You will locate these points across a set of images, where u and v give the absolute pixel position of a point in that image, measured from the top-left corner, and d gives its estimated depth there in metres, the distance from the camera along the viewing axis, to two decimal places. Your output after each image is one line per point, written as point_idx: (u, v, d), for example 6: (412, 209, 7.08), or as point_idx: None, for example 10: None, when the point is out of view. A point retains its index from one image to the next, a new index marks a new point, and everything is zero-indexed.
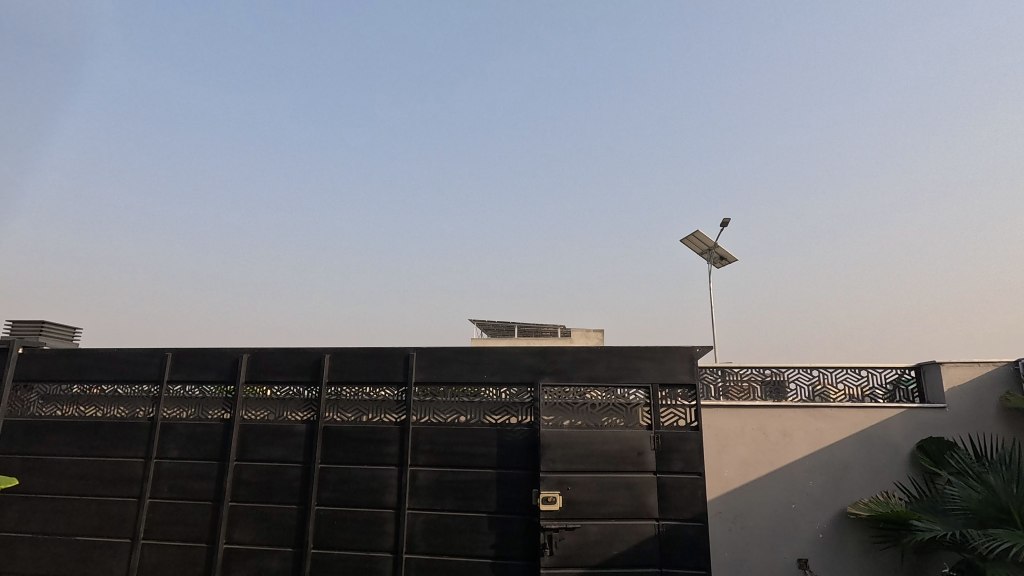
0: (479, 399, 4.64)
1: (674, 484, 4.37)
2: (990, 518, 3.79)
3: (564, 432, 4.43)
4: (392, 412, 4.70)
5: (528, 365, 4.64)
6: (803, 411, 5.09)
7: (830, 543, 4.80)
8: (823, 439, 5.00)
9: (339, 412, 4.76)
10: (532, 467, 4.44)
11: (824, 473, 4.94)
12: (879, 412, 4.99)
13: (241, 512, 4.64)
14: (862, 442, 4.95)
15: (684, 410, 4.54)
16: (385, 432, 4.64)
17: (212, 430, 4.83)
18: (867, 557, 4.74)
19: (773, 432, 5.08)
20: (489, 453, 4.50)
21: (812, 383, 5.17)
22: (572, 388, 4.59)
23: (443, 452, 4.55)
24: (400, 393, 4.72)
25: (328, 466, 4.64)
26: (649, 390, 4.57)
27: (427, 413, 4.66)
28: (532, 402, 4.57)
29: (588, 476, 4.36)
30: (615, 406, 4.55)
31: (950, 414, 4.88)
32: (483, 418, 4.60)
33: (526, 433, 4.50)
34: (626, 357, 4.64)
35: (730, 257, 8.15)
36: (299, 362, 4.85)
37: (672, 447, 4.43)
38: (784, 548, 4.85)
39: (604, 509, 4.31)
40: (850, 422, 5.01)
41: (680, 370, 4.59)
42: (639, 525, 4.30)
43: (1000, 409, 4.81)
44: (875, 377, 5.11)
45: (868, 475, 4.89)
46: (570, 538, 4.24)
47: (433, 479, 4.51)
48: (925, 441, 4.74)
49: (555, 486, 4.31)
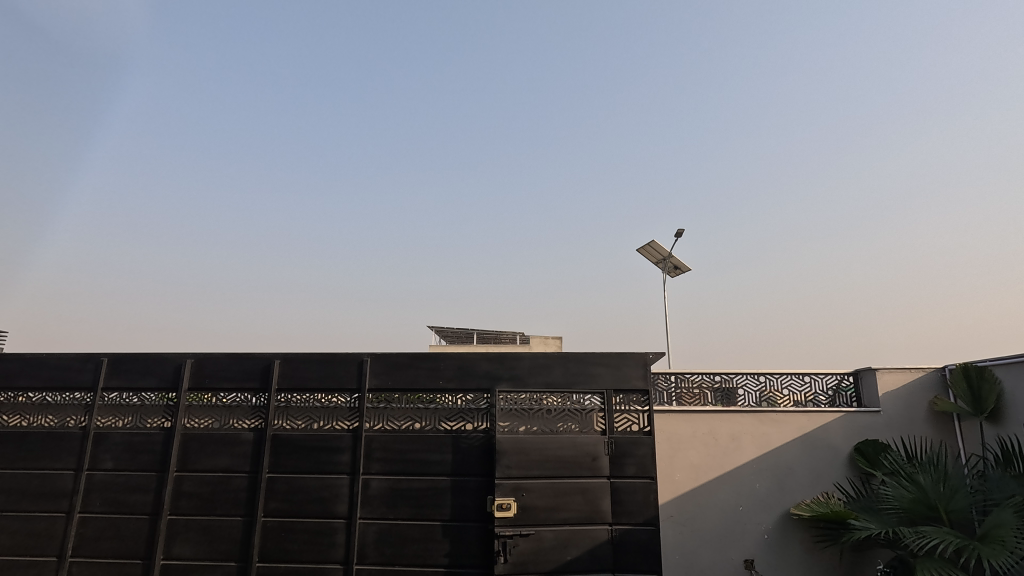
0: (434, 406, 4.58)
1: (628, 489, 4.43)
2: (920, 516, 4.01)
3: (519, 438, 4.42)
4: (345, 420, 4.58)
5: (484, 371, 4.61)
6: (750, 415, 5.27)
7: (775, 543, 4.98)
8: (769, 443, 5.18)
9: (289, 419, 4.61)
10: (487, 473, 4.41)
11: (770, 475, 5.12)
12: (821, 415, 5.21)
13: (181, 526, 4.43)
14: (806, 445, 5.15)
15: (638, 415, 4.61)
16: (338, 439, 4.52)
17: (150, 439, 4.59)
18: (809, 555, 4.93)
19: (722, 436, 5.23)
20: (444, 460, 4.45)
21: (759, 388, 5.35)
22: (528, 394, 4.59)
23: (397, 460, 4.46)
24: (353, 400, 4.60)
25: (276, 476, 4.48)
26: (604, 396, 4.62)
27: (381, 420, 4.56)
28: (488, 407, 4.55)
29: (543, 482, 4.37)
30: (571, 411, 4.58)
31: (885, 417, 5.14)
32: (438, 424, 4.54)
33: (482, 439, 4.48)
34: (581, 363, 4.67)
35: (684, 266, 8.36)
36: (247, 368, 4.67)
37: (625, 452, 4.50)
38: (732, 550, 4.98)
39: (558, 515, 4.32)
40: (794, 426, 5.20)
41: (634, 376, 4.67)
42: (592, 530, 4.34)
43: (929, 412, 5.11)
44: (818, 383, 5.34)
45: (810, 476, 5.09)
46: (524, 545, 4.23)
47: (387, 487, 4.42)
48: (862, 443, 4.99)
49: (510, 493, 4.30)
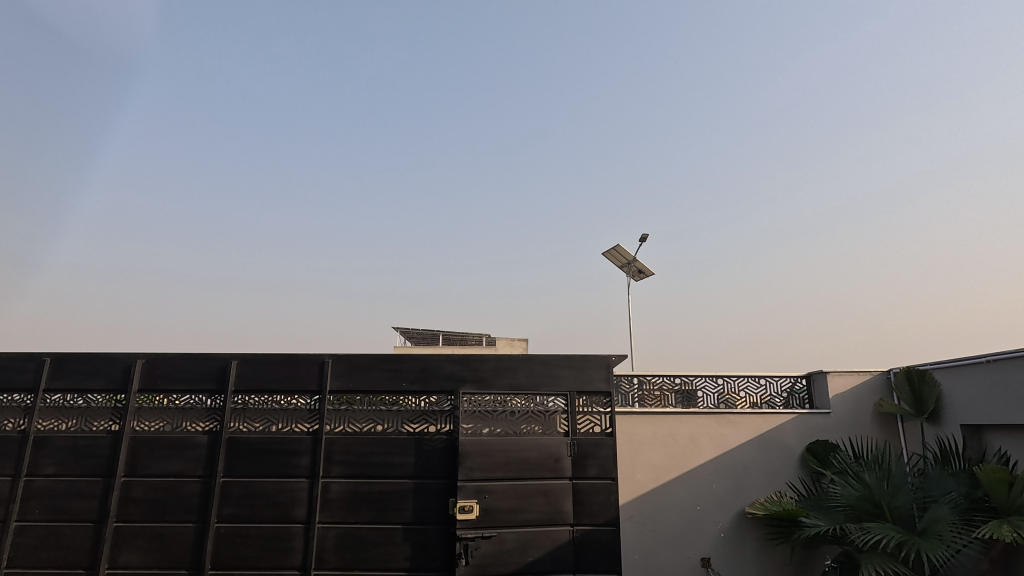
0: (397, 408, 4.53)
1: (589, 490, 4.48)
2: (865, 512, 4.19)
3: (483, 440, 4.42)
4: (305, 422, 4.48)
5: (448, 373, 4.59)
6: (709, 417, 5.40)
7: (730, 541, 5.12)
8: (726, 443, 5.33)
9: (245, 422, 4.48)
10: (450, 475, 4.39)
11: (727, 475, 5.26)
12: (776, 416, 5.38)
13: (128, 533, 4.25)
14: (761, 446, 5.32)
15: (600, 416, 4.67)
16: (297, 442, 4.42)
17: (96, 443, 4.39)
18: (762, 552, 5.09)
19: (682, 436, 5.35)
20: (406, 463, 4.41)
21: (717, 390, 5.49)
22: (492, 396, 4.59)
23: (358, 463, 4.39)
24: (314, 402, 4.51)
25: (231, 481, 4.34)
26: (568, 398, 4.66)
27: (342, 422, 4.48)
28: (452, 410, 4.52)
29: (506, 484, 4.37)
30: (535, 413, 4.60)
31: (835, 418, 5.35)
32: (401, 427, 4.49)
33: (445, 442, 4.46)
34: (545, 366, 4.70)
35: (649, 270, 8.51)
36: (202, 369, 4.52)
37: (587, 453, 4.55)
38: (689, 549, 5.10)
39: (521, 517, 4.33)
40: (750, 427, 5.36)
41: (597, 378, 4.73)
42: (555, 531, 4.37)
43: (875, 414, 5.35)
44: (772, 385, 5.52)
45: (765, 476, 5.25)
46: (486, 547, 4.23)
47: (347, 491, 4.35)
48: (813, 443, 5.20)
49: (473, 495, 4.30)
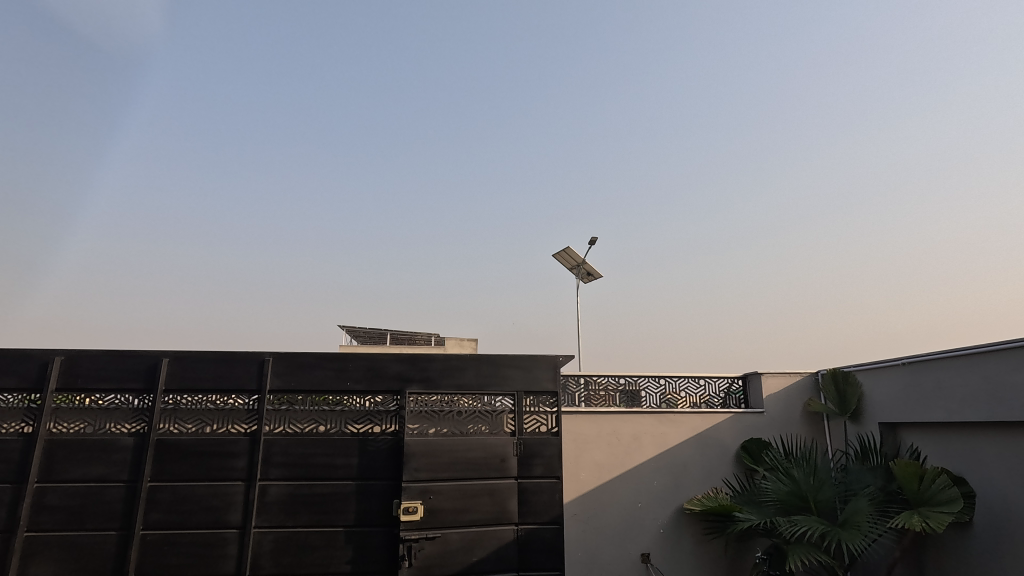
0: (341, 408, 4.42)
1: (534, 489, 4.52)
2: (793, 506, 4.42)
3: (429, 440, 4.38)
4: (242, 423, 4.30)
5: (395, 373, 4.52)
6: (651, 416, 5.56)
7: (669, 537, 5.29)
8: (667, 442, 5.50)
9: (176, 422, 4.25)
10: (394, 476, 4.32)
11: (667, 473, 5.43)
12: (714, 416, 5.60)
13: (41, 543, 3.95)
14: (700, 444, 5.52)
15: (546, 416, 4.73)
16: (233, 444, 4.23)
17: (7, 447, 4.05)
18: (698, 547, 5.29)
19: (625, 435, 5.48)
20: (349, 464, 4.30)
21: (660, 391, 5.67)
22: (439, 396, 4.55)
23: (298, 465, 4.25)
24: (252, 402, 4.33)
25: (160, 485, 4.11)
26: (515, 398, 4.68)
27: (282, 423, 4.33)
28: (398, 410, 4.46)
29: (451, 484, 4.35)
30: (482, 413, 4.60)
31: (768, 417, 5.62)
32: (344, 427, 4.39)
33: (390, 442, 4.38)
34: (493, 366, 4.70)
35: (597, 273, 8.68)
36: (129, 367, 4.25)
37: (533, 452, 4.59)
38: (630, 545, 5.23)
39: (466, 517, 4.32)
40: (690, 426, 5.56)
41: (544, 378, 4.78)
42: (499, 530, 4.38)
43: (804, 413, 5.67)
44: (711, 386, 5.75)
45: (703, 473, 5.46)
46: (430, 548, 4.19)
47: (286, 494, 4.20)
48: (748, 441, 5.47)
49: (417, 496, 4.25)
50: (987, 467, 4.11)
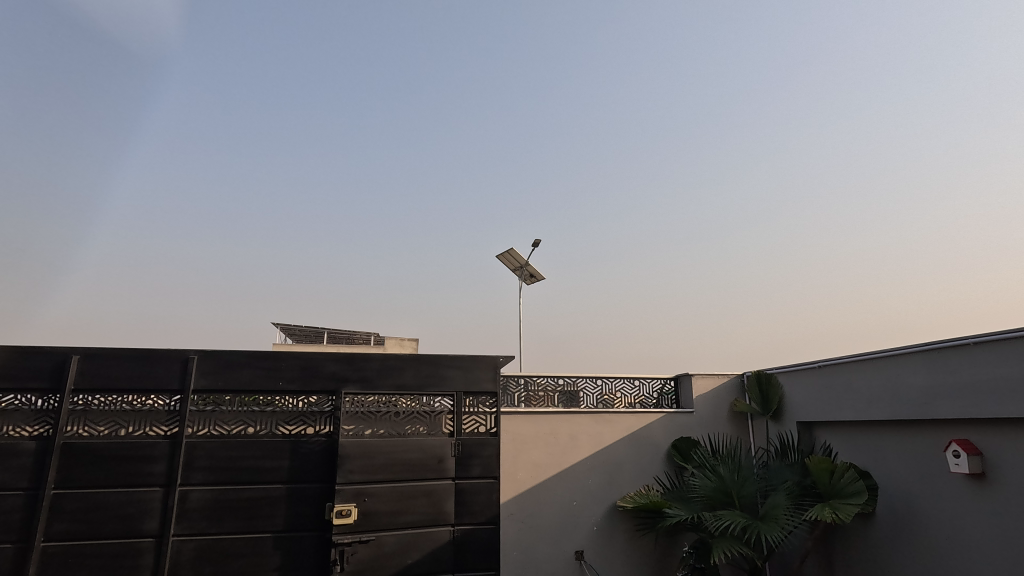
0: (271, 408, 4.24)
1: (471, 490, 4.51)
2: (718, 501, 4.64)
3: (365, 441, 4.28)
4: (161, 425, 4.05)
5: (330, 372, 4.39)
6: (588, 416, 5.68)
7: (602, 534, 5.42)
8: (603, 441, 5.64)
9: (87, 425, 3.94)
10: (327, 479, 4.20)
11: (602, 472, 5.56)
12: (647, 416, 5.78)
13: None
14: (634, 443, 5.69)
15: (485, 416, 4.74)
16: (151, 447, 3.97)
17: None
18: (630, 542, 5.45)
19: (562, 435, 5.57)
20: (279, 467, 4.14)
21: (597, 391, 5.80)
22: (376, 397, 4.46)
23: (224, 468, 4.05)
24: (173, 403, 4.09)
25: (66, 493, 3.80)
26: (454, 399, 4.66)
27: (207, 424, 4.11)
28: (332, 410, 4.33)
29: (387, 486, 4.27)
30: (420, 414, 4.55)
31: (698, 417, 5.88)
32: (275, 428, 4.22)
33: (324, 444, 4.25)
34: (433, 366, 4.65)
35: (540, 274, 8.77)
36: (34, 366, 3.91)
37: (471, 453, 4.58)
38: (565, 543, 5.32)
39: (401, 519, 4.26)
40: (625, 426, 5.72)
41: (484, 379, 4.78)
42: (435, 531, 4.34)
43: (730, 413, 5.96)
44: (645, 387, 5.95)
45: (635, 471, 5.63)
46: (363, 552, 4.10)
47: (209, 499, 3.98)
48: (678, 440, 5.70)
49: (351, 499, 4.14)
50: (889, 462, 4.48)
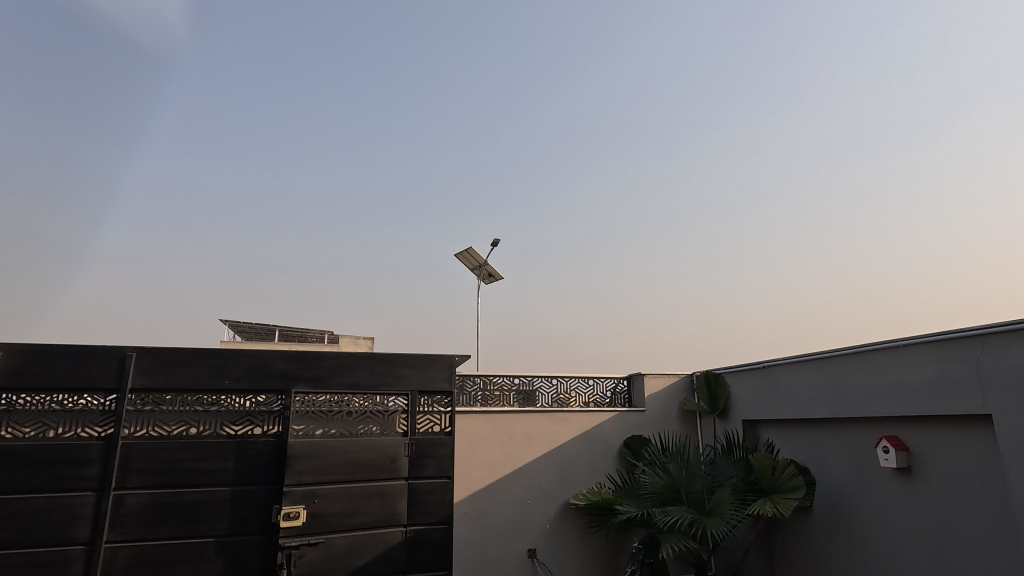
0: (216, 408, 4.09)
1: (425, 490, 4.48)
2: (667, 498, 4.77)
3: (315, 441, 4.18)
4: (95, 425, 3.83)
5: (279, 371, 4.26)
6: (543, 415, 5.72)
7: (554, 532, 5.48)
8: (557, 440, 5.70)
9: (10, 427, 3.68)
10: (275, 480, 4.08)
11: (555, 470, 5.62)
12: (601, 415, 5.88)
13: None
14: (587, 442, 5.78)
15: (440, 416, 4.71)
16: (83, 449, 3.76)
17: None
18: (581, 539, 5.53)
19: (517, 434, 5.60)
20: (224, 469, 3.99)
21: (552, 390, 5.87)
22: (328, 396, 4.37)
23: (164, 471, 3.87)
24: (108, 403, 3.89)
25: None
26: (409, 398, 4.61)
27: (145, 425, 3.92)
28: (282, 410, 4.21)
29: (337, 487, 4.19)
30: (373, 413, 4.48)
31: (649, 415, 6.02)
32: (220, 429, 4.06)
33: (272, 444, 4.13)
34: (387, 365, 4.59)
35: (498, 274, 8.77)
36: None
37: (425, 453, 4.55)
38: (518, 541, 5.35)
39: (352, 520, 4.18)
40: (578, 425, 5.80)
41: (440, 378, 4.75)
42: (387, 532, 4.28)
43: (680, 411, 6.14)
44: (599, 386, 6.05)
45: (588, 469, 5.72)
46: (312, 555, 4.00)
47: (147, 503, 3.80)
48: (630, 438, 5.83)
49: (300, 501, 4.04)
50: (826, 458, 4.71)
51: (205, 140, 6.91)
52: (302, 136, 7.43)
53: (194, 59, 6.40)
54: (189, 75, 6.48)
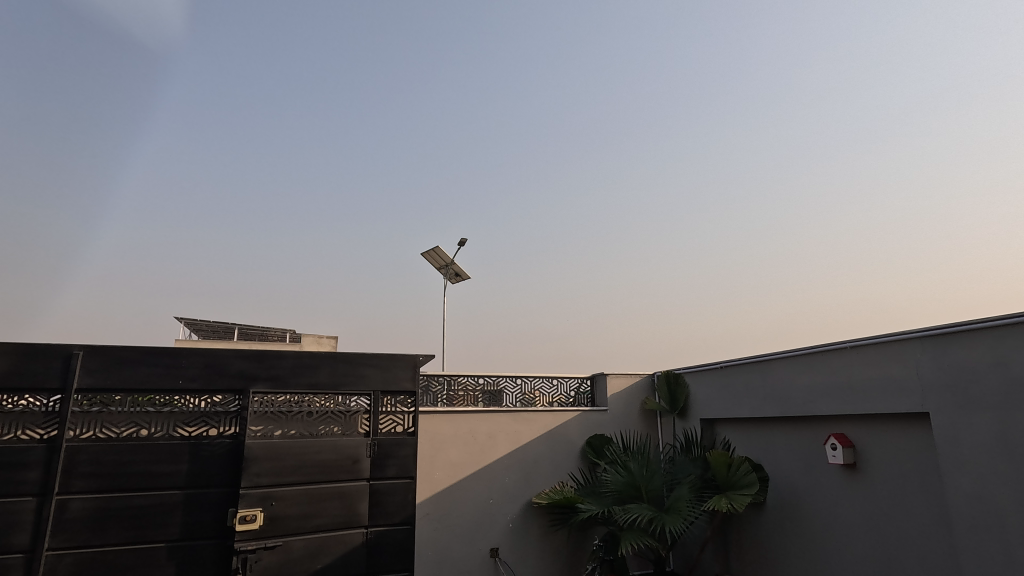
0: (169, 409, 3.96)
1: (386, 490, 4.44)
2: (628, 495, 4.86)
3: (274, 443, 4.10)
4: (38, 428, 3.66)
5: (237, 371, 4.15)
6: (507, 415, 5.75)
7: (517, 531, 5.51)
8: (520, 439, 5.73)
9: None
10: (230, 483, 3.98)
11: (518, 469, 5.66)
12: (564, 414, 5.95)
13: None
14: (550, 441, 5.84)
15: (403, 416, 4.68)
16: (24, 453, 3.58)
17: None
18: (543, 538, 5.58)
19: (481, 434, 5.61)
20: (176, 472, 3.86)
21: (516, 390, 5.90)
22: (288, 396, 4.28)
23: (112, 474, 3.72)
24: (52, 404, 3.71)
25: None
26: (371, 398, 4.56)
27: (92, 427, 3.76)
28: (239, 411, 4.11)
29: (296, 489, 4.11)
30: (334, 413, 4.42)
31: (612, 415, 6.12)
32: (173, 430, 3.94)
33: (228, 446, 4.02)
34: (350, 364, 4.52)
35: (465, 274, 8.75)
36: None
37: (387, 453, 4.51)
38: (480, 541, 5.35)
39: (311, 523, 4.11)
40: (542, 424, 5.85)
41: (403, 378, 4.72)
42: (347, 534, 4.23)
43: (641, 410, 6.27)
44: (563, 386, 6.11)
45: (551, 468, 5.78)
46: (269, 558, 3.92)
47: (93, 508, 3.64)
48: (593, 437, 5.92)
49: (257, 503, 3.94)
50: (778, 455, 4.88)
51: (195, 136, 6.75)
52: (277, 128, 7.07)
53: (185, 59, 6.20)
54: (181, 75, 6.30)
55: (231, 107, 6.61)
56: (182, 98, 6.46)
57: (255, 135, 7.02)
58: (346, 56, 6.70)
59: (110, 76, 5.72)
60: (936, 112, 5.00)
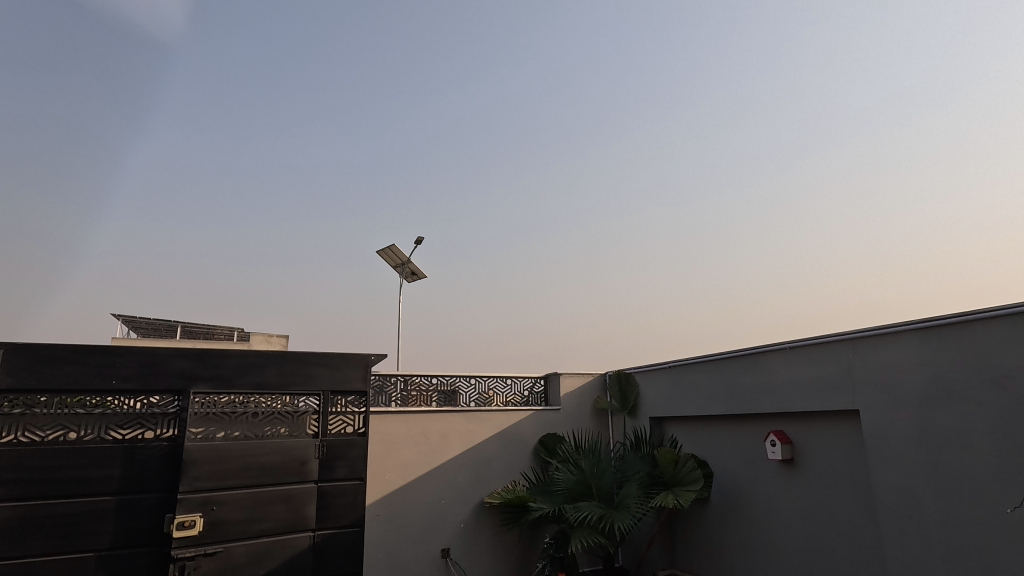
0: (101, 410, 3.75)
1: (335, 492, 4.35)
2: (579, 493, 4.94)
3: (216, 445, 3.94)
4: None
5: (177, 370, 3.97)
6: (461, 415, 5.73)
7: (468, 531, 5.50)
8: (473, 439, 5.73)
9: None
10: (167, 487, 3.81)
11: (471, 469, 5.64)
12: (518, 414, 5.98)
13: None
14: (504, 440, 5.86)
15: (354, 416, 4.60)
16: None
17: None
18: (495, 537, 5.59)
19: (434, 434, 5.57)
20: (108, 477, 3.66)
21: (470, 390, 5.89)
22: (232, 396, 4.13)
23: (34, 480, 3.48)
24: None
25: None
26: (320, 398, 4.46)
27: (13, 430, 3.51)
28: (178, 412, 3.93)
29: (239, 493, 3.97)
30: (281, 414, 4.30)
31: (564, 414, 6.20)
32: (104, 433, 3.73)
33: (165, 449, 3.85)
34: (298, 364, 4.40)
35: (421, 273, 8.67)
36: None
37: (336, 454, 4.42)
38: (432, 542, 5.31)
39: (255, 527, 3.98)
40: (496, 424, 5.86)
41: (354, 378, 4.63)
42: (293, 538, 4.11)
43: (593, 409, 6.37)
44: (517, 385, 6.15)
45: (504, 467, 5.80)
46: (209, 565, 3.77)
47: (12, 518, 3.40)
48: (546, 437, 5.98)
49: (197, 508, 3.78)
50: (722, 452, 5.06)
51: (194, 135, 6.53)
52: (247, 112, 6.67)
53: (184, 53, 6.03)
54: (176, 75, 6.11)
55: (193, 90, 6.30)
56: (174, 99, 6.24)
57: (228, 113, 6.58)
58: (318, 39, 6.43)
59: (115, 67, 5.50)
60: (896, 117, 5.28)
